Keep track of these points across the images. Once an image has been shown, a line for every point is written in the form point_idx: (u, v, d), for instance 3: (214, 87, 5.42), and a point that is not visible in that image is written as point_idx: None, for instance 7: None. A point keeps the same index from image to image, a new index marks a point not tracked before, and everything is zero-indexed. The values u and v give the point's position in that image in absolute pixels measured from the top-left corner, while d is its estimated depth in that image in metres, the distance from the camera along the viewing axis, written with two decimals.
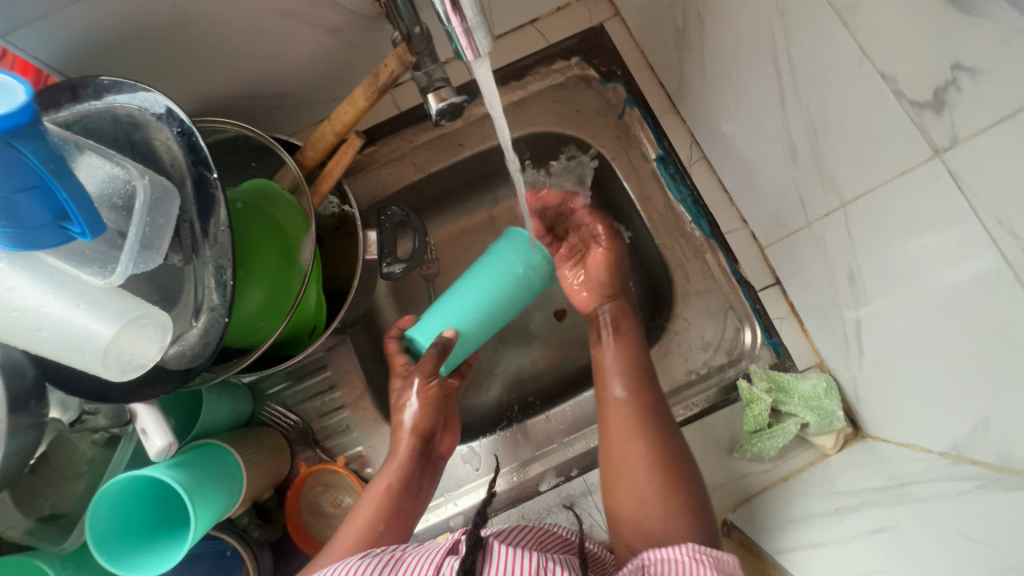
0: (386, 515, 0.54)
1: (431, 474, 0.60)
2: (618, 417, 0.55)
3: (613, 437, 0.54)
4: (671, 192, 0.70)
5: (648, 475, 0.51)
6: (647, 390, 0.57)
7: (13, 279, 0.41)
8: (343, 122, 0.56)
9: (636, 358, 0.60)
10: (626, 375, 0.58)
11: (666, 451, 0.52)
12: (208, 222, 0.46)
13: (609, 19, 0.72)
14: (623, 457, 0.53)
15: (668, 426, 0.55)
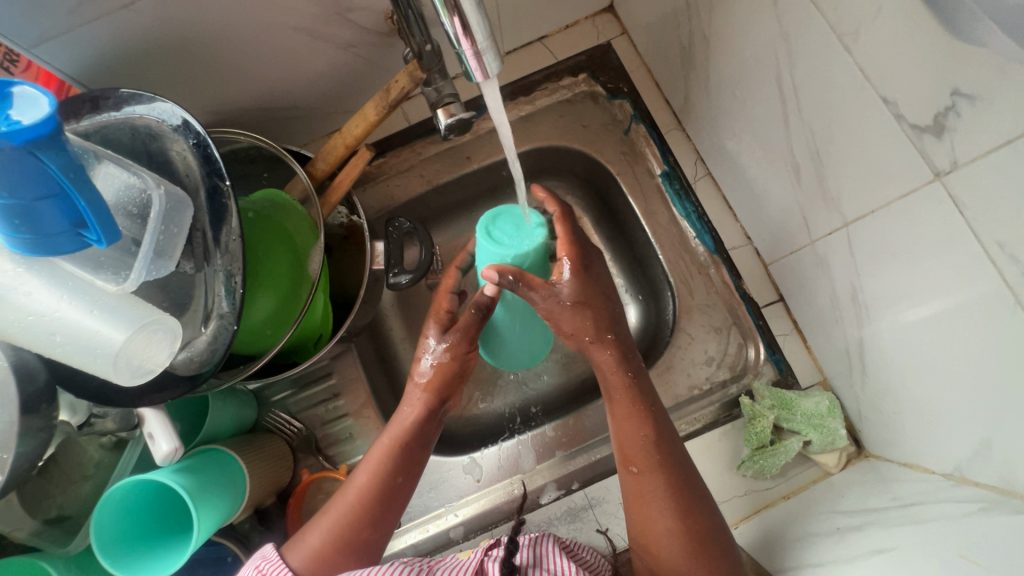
0: (381, 494, 0.53)
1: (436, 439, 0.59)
2: (642, 474, 0.52)
3: (639, 494, 0.52)
4: (676, 208, 0.70)
5: (678, 541, 0.49)
6: (668, 439, 0.53)
7: (30, 284, 0.43)
8: (354, 135, 0.57)
9: (653, 399, 0.55)
10: (648, 423, 0.53)
11: (695, 512, 0.50)
12: (220, 231, 0.48)
13: (617, 37, 0.74)
14: (651, 518, 0.50)
15: (692, 478, 0.52)
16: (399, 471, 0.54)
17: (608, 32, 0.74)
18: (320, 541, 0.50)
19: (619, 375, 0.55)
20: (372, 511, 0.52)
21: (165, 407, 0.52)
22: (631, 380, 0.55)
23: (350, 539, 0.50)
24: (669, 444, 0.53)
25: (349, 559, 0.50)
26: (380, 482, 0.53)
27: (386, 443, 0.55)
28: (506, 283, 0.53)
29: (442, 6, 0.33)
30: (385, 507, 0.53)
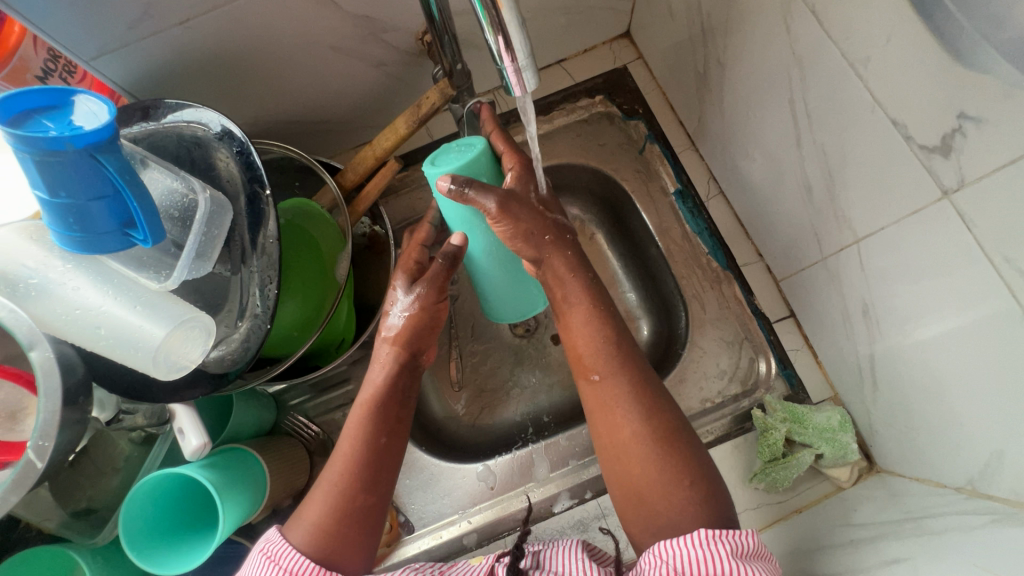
0: (368, 449, 0.53)
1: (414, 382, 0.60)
2: (603, 378, 0.53)
3: (603, 401, 0.53)
4: (689, 224, 0.72)
5: (644, 441, 0.50)
6: (625, 342, 0.55)
7: (78, 280, 0.45)
8: (384, 147, 0.60)
9: (608, 305, 0.57)
10: (606, 330, 0.55)
11: (659, 410, 0.51)
12: (258, 234, 0.50)
13: (633, 61, 0.77)
14: (618, 425, 0.52)
15: (657, 388, 0.53)
16: (382, 422, 0.55)
17: (624, 56, 0.78)
18: (315, 513, 0.50)
19: (577, 280, 0.57)
20: (365, 471, 0.52)
21: (194, 403, 0.53)
22: (588, 287, 0.57)
23: (347, 503, 0.51)
24: (627, 346, 0.55)
25: (348, 524, 0.50)
26: (365, 438, 0.54)
27: (366, 398, 0.56)
28: (456, 192, 0.50)
29: (488, 25, 0.35)
30: (375, 469, 0.53)
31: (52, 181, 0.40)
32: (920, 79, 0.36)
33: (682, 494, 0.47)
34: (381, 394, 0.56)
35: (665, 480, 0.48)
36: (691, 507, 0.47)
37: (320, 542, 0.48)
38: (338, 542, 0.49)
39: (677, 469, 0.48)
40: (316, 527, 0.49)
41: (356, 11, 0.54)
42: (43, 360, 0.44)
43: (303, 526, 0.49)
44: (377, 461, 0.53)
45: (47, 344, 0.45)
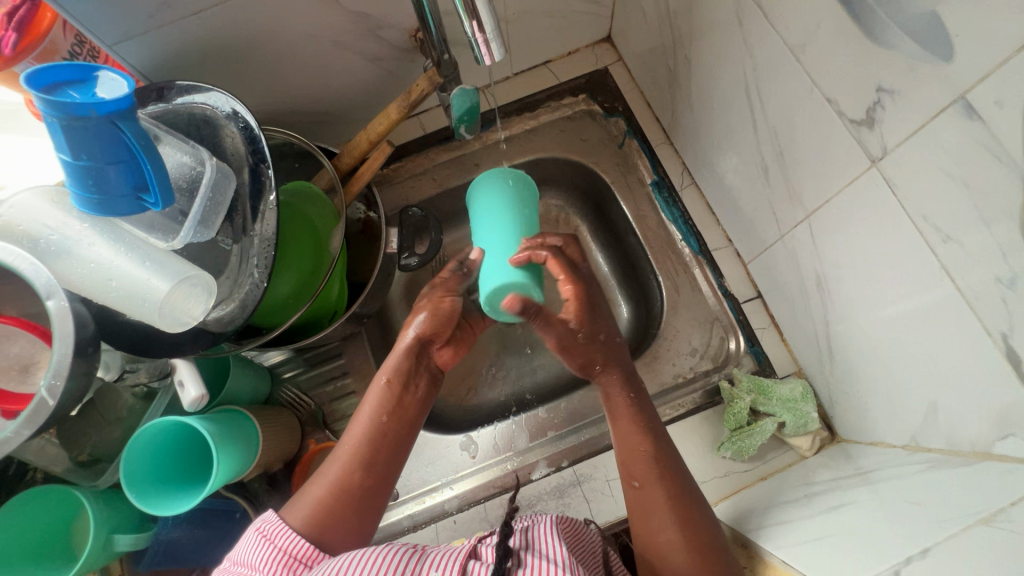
0: (376, 435, 0.57)
1: (423, 394, 0.62)
2: (644, 486, 0.54)
3: (643, 507, 0.54)
4: (664, 213, 0.77)
5: (684, 552, 0.50)
6: (669, 453, 0.56)
7: (94, 239, 0.50)
8: (377, 131, 0.64)
9: (651, 414, 0.58)
10: (650, 439, 0.56)
11: (695, 522, 0.52)
12: (258, 204, 0.54)
13: (613, 63, 0.83)
14: (655, 531, 0.52)
15: (695, 495, 0.54)
16: (391, 417, 0.58)
17: (605, 59, 0.83)
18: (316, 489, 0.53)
19: (620, 395, 0.59)
20: (369, 454, 0.56)
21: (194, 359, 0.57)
22: (634, 399, 0.59)
23: (349, 480, 0.54)
24: (672, 461, 0.56)
25: (348, 503, 0.53)
26: (375, 425, 0.57)
27: (379, 387, 0.59)
28: None
29: (462, 8, 0.41)
30: (381, 449, 0.56)
31: (75, 144, 0.45)
32: (847, 58, 0.41)
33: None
34: (393, 387, 0.59)
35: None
36: None
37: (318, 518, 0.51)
38: (336, 521, 0.52)
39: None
40: (315, 505, 0.52)
41: (353, 7, 0.60)
42: (58, 309, 0.47)
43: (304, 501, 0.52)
44: (383, 440, 0.57)
45: (63, 294, 0.47)
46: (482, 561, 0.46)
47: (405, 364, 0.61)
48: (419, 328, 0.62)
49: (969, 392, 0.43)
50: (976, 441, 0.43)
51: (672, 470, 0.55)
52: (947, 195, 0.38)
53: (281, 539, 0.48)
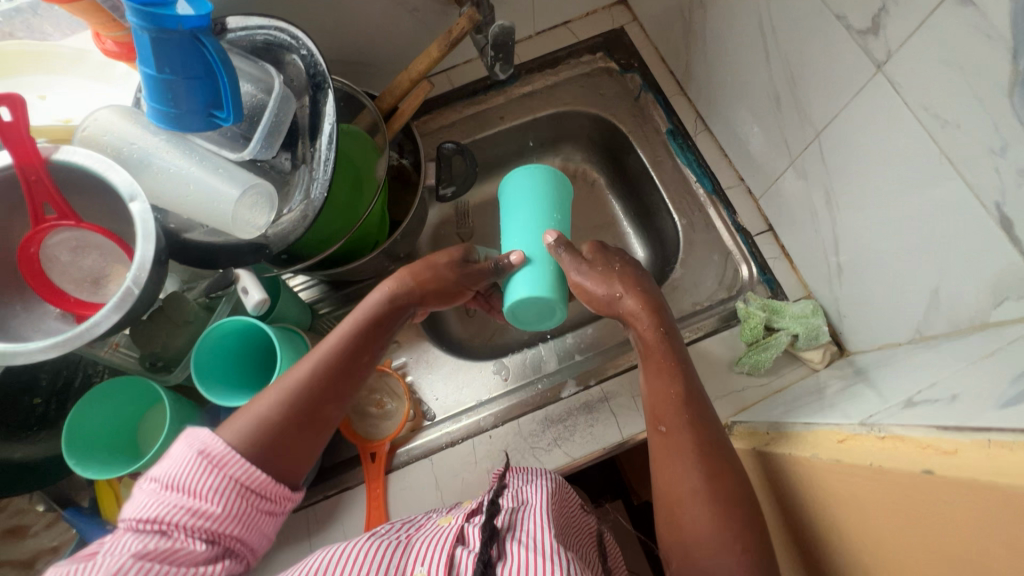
0: (339, 366, 0.58)
1: (386, 341, 0.63)
2: (671, 432, 0.56)
3: (666, 452, 0.56)
4: (680, 157, 0.82)
5: (704, 502, 0.51)
6: (699, 405, 0.57)
7: (170, 153, 0.55)
8: (418, 71, 0.69)
9: (686, 371, 0.61)
10: (681, 387, 0.59)
11: (721, 475, 0.52)
12: (315, 127, 0.59)
13: (629, 23, 0.89)
14: (677, 478, 0.54)
15: (723, 447, 0.55)
16: (362, 352, 0.60)
17: (621, 19, 0.89)
18: (261, 412, 0.53)
19: (651, 330, 0.63)
20: (331, 385, 0.57)
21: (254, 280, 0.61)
22: (660, 354, 0.62)
23: (309, 403, 0.55)
24: (703, 414, 0.57)
25: (295, 420, 0.54)
26: (337, 357, 0.58)
27: (351, 322, 0.61)
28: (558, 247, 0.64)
29: None
30: (344, 376, 0.58)
31: (161, 58, 0.50)
32: None
33: (733, 558, 0.48)
34: (369, 321, 0.62)
35: (732, 539, 0.49)
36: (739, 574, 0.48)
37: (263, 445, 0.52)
38: (280, 443, 0.53)
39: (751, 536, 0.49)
40: (258, 424, 0.53)
41: None
42: (141, 210, 0.51)
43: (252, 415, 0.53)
44: (347, 365, 0.58)
45: (144, 198, 0.52)
46: (468, 548, 0.51)
47: (387, 303, 0.63)
48: (414, 272, 0.65)
49: (969, 271, 0.47)
50: (976, 316, 0.48)
51: (697, 421, 0.56)
52: (947, 82, 0.43)
53: (228, 468, 0.48)
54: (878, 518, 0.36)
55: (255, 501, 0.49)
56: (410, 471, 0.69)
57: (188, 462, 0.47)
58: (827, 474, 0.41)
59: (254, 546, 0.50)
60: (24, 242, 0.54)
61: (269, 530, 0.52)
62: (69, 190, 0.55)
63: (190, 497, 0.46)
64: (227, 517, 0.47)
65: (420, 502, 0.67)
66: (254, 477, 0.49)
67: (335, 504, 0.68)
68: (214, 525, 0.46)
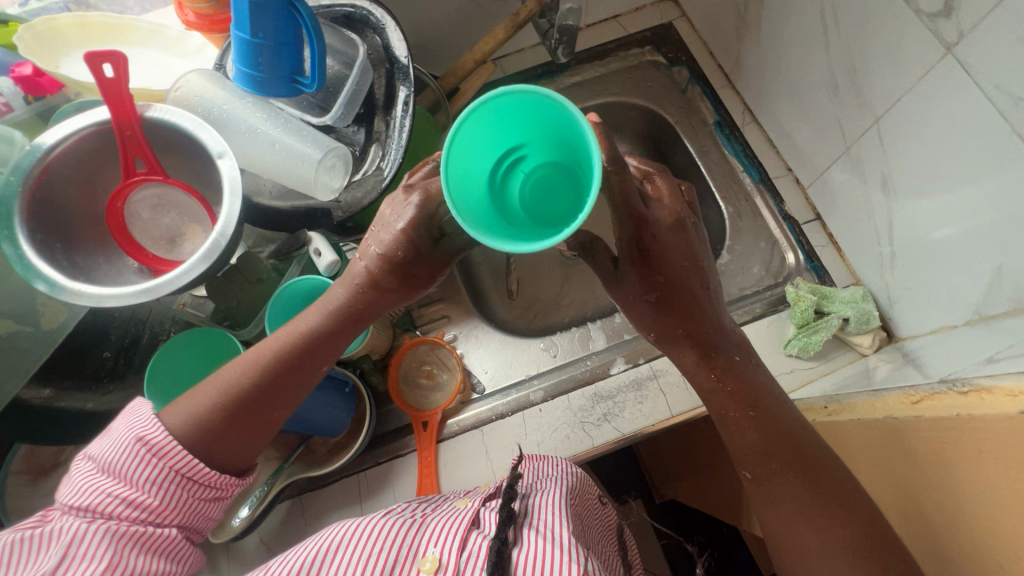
0: (272, 368, 0.54)
1: (340, 337, 0.57)
2: (761, 480, 0.50)
3: (770, 501, 0.50)
4: (726, 148, 0.84)
5: (833, 553, 0.46)
6: (801, 442, 0.49)
7: (257, 116, 0.57)
8: (483, 52, 0.71)
9: (768, 403, 0.52)
10: (766, 425, 0.50)
11: (846, 514, 0.46)
12: (390, 98, 0.60)
13: (677, 18, 0.91)
14: (790, 530, 0.49)
15: (837, 480, 0.48)
16: (302, 356, 0.54)
17: (669, 15, 0.91)
18: (189, 415, 0.52)
19: (701, 376, 0.53)
20: (268, 383, 0.53)
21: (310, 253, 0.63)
22: (721, 385, 0.52)
23: (248, 401, 0.53)
24: (804, 450, 0.49)
25: (229, 418, 0.52)
26: (279, 358, 0.54)
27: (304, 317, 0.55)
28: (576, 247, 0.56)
29: None
30: (285, 373, 0.54)
31: (256, 23, 0.52)
32: None
33: None
34: (324, 316, 0.55)
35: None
36: None
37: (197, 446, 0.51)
38: (211, 446, 0.52)
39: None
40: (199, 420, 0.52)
41: None
42: (229, 167, 0.53)
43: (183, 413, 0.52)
44: (285, 366, 0.54)
45: (232, 155, 0.54)
46: (482, 532, 0.49)
47: (343, 297, 0.56)
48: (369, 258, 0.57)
49: None
50: None
51: (803, 465, 0.49)
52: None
53: (168, 459, 0.49)
54: (966, 466, 0.38)
55: (197, 490, 0.51)
56: (460, 442, 0.70)
57: (126, 450, 0.49)
58: (907, 435, 0.43)
59: (198, 525, 0.53)
60: (112, 196, 0.56)
61: (215, 512, 0.54)
62: (157, 147, 0.57)
63: (129, 484, 0.48)
64: (172, 501, 0.50)
65: (471, 470, 0.68)
66: (193, 468, 0.50)
67: (387, 470, 0.69)
68: (156, 511, 0.49)
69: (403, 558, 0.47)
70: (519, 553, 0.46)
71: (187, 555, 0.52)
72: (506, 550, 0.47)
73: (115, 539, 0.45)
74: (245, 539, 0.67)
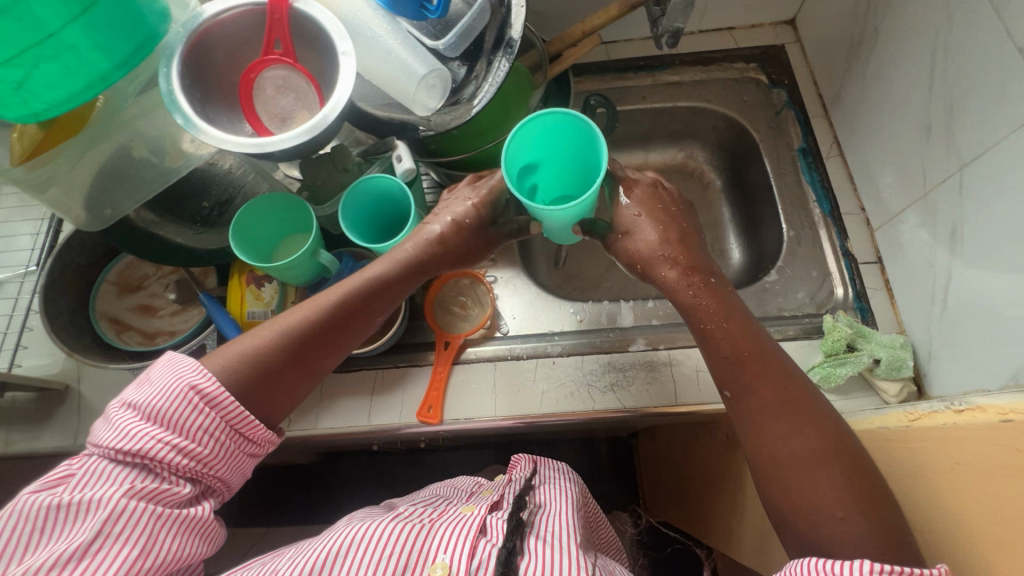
0: (344, 307, 0.61)
1: (393, 299, 0.64)
2: (739, 396, 0.56)
3: (746, 415, 0.55)
4: (804, 176, 0.85)
5: (805, 463, 0.51)
6: (767, 356, 0.56)
7: (383, 28, 0.64)
8: (593, 24, 0.75)
9: (750, 325, 0.58)
10: (746, 344, 0.56)
11: (813, 424, 0.52)
12: (499, 45, 0.65)
13: (791, 43, 0.92)
14: (767, 446, 0.53)
15: (804, 397, 0.54)
16: (370, 298, 0.62)
17: (784, 38, 0.93)
18: (248, 350, 0.58)
19: (683, 292, 0.59)
20: (325, 326, 0.61)
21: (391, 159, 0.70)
22: (709, 302, 0.58)
23: (308, 343, 0.60)
24: (773, 366, 0.56)
25: (282, 357, 0.59)
26: (338, 303, 0.61)
27: (381, 266, 0.63)
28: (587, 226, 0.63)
29: None
30: (347, 322, 0.62)
31: None
32: None
33: (835, 499, 0.49)
34: (395, 270, 0.63)
35: (832, 504, 0.49)
36: (846, 506, 0.49)
37: (260, 369, 0.58)
38: (267, 382, 0.58)
39: (856, 498, 0.49)
40: (252, 361, 0.58)
41: None
42: (346, 61, 0.61)
43: (259, 336, 0.59)
44: (345, 312, 0.61)
45: (351, 52, 0.62)
46: (489, 538, 0.55)
47: (410, 260, 0.64)
48: (443, 227, 0.65)
49: None
50: None
51: (772, 377, 0.55)
52: None
53: (218, 411, 0.54)
54: None
55: (241, 443, 0.57)
56: (473, 368, 0.75)
57: (179, 397, 0.52)
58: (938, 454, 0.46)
59: (232, 481, 0.58)
60: (249, 67, 0.65)
61: (247, 467, 0.59)
62: (297, 36, 0.66)
63: (177, 432, 0.52)
64: (216, 453, 0.54)
65: (477, 395, 0.73)
66: (243, 421, 0.56)
67: (402, 374, 0.75)
68: (203, 459, 0.53)
69: (413, 563, 0.52)
70: (525, 561, 0.52)
71: (216, 524, 0.56)
72: (514, 558, 0.53)
73: (152, 520, 0.49)
74: None
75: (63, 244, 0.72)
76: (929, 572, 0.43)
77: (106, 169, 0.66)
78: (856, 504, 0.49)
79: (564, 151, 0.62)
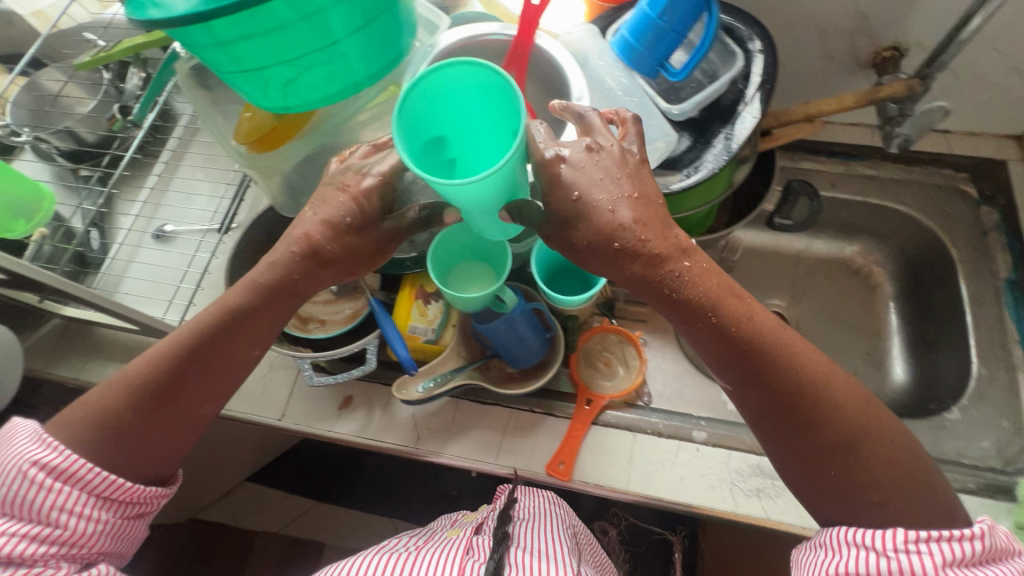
0: (203, 338, 0.57)
1: (262, 319, 0.59)
2: (743, 390, 0.54)
3: (756, 410, 0.54)
4: (1008, 310, 0.77)
5: (828, 448, 0.51)
6: (758, 333, 0.52)
7: (622, 84, 0.64)
8: (820, 109, 0.70)
9: (739, 302, 0.52)
10: (742, 329, 0.52)
11: (826, 409, 0.51)
12: (734, 124, 0.63)
13: (1015, 158, 0.82)
14: (788, 440, 0.53)
15: (774, 360, 0.52)
16: (232, 331, 0.57)
17: (1007, 152, 0.83)
18: (111, 409, 0.55)
19: (661, 290, 0.52)
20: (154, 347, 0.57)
21: None
22: (708, 285, 0.52)
23: (160, 381, 0.56)
24: (763, 346, 0.52)
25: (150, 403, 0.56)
26: (195, 331, 0.57)
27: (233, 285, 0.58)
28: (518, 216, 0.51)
29: None
30: (201, 350, 0.57)
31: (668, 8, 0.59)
32: None
33: (873, 481, 0.50)
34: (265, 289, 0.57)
35: (870, 489, 0.50)
36: (886, 493, 0.50)
37: (126, 427, 0.55)
38: (145, 437, 0.56)
39: (886, 481, 0.50)
40: (115, 418, 0.55)
41: (862, 7, 0.71)
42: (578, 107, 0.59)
43: (123, 392, 0.56)
44: (200, 343, 0.57)
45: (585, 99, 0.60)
46: (476, 558, 0.56)
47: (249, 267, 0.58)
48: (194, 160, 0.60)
49: None
50: None
51: (770, 364, 0.52)
52: None
53: (71, 481, 0.53)
54: None
55: (120, 507, 0.55)
56: (612, 433, 0.72)
57: (20, 476, 0.51)
58: None
59: (126, 542, 0.58)
60: None
61: (140, 524, 0.59)
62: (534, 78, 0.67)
63: (30, 516, 0.51)
64: (86, 529, 0.53)
65: (609, 463, 0.70)
66: (112, 487, 0.54)
67: (537, 421, 0.73)
68: (71, 536, 0.52)
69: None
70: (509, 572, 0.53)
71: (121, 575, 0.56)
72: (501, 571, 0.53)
73: None
74: (401, 408, 0.75)
75: (253, 219, 0.76)
76: (969, 537, 0.47)
77: (318, 161, 0.69)
78: (891, 487, 0.49)
79: (478, 119, 0.50)
